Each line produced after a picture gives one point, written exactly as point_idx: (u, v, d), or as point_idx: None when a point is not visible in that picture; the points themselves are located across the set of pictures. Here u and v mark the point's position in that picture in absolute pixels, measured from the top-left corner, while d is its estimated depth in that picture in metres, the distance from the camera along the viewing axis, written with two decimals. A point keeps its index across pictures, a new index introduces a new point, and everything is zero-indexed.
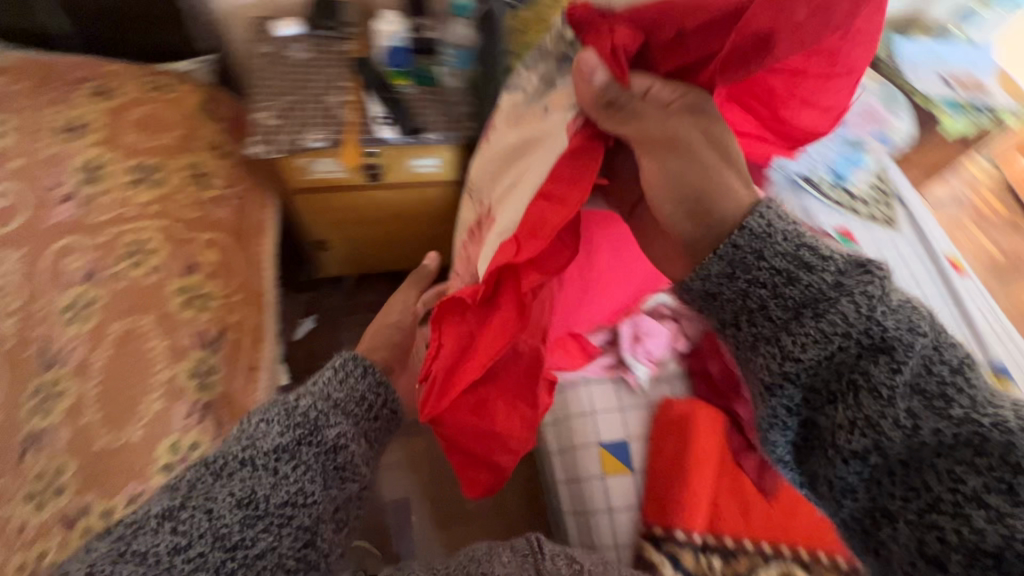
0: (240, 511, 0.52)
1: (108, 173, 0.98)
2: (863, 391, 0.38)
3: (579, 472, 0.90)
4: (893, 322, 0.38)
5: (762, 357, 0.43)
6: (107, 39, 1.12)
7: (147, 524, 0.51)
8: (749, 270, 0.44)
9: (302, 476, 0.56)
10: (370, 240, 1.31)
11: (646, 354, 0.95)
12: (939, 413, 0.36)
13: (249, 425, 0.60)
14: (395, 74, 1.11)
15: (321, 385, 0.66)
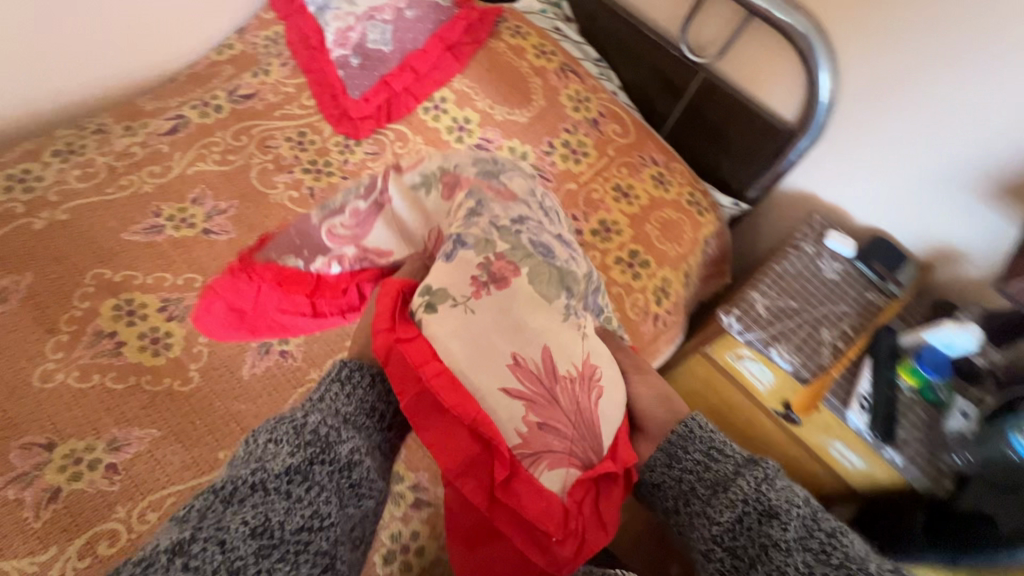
0: (255, 544, 0.48)
1: (614, 240, 1.05)
2: (770, 547, 0.59)
3: None
4: (774, 495, 0.62)
5: (700, 526, 0.64)
6: (690, 145, 1.24)
7: (159, 559, 0.45)
8: (698, 463, 0.67)
9: (315, 498, 0.52)
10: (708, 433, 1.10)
11: None
12: (806, 550, 0.59)
13: (255, 445, 0.55)
14: (911, 369, 0.91)
15: (328, 400, 0.59)
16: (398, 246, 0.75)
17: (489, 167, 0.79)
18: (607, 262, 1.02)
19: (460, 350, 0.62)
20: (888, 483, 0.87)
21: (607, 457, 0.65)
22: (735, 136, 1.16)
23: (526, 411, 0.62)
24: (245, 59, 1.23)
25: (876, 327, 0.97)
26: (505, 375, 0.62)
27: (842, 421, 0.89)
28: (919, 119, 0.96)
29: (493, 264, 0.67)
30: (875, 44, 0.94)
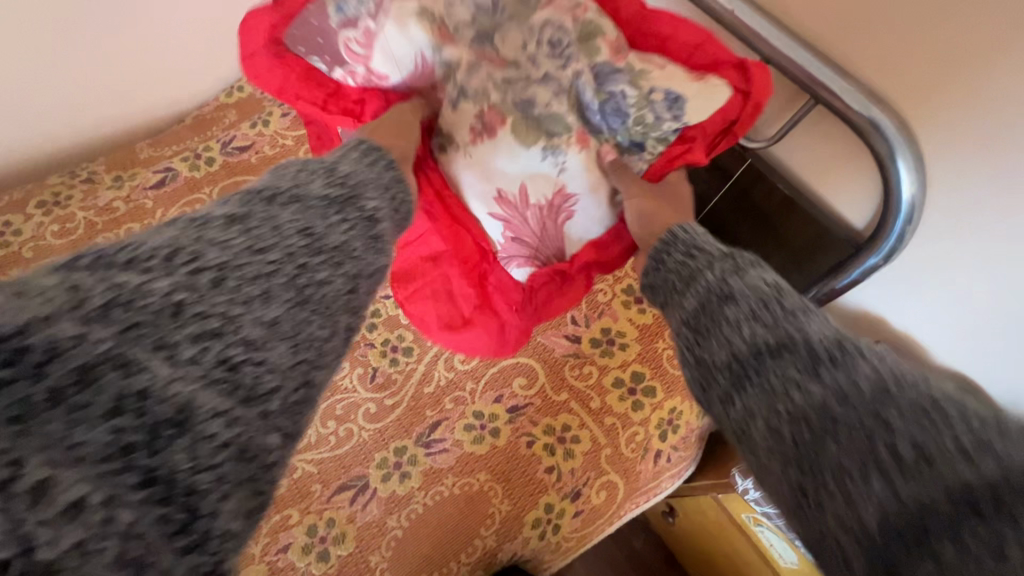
0: (303, 244, 0.43)
1: (618, 355, 0.89)
2: (725, 323, 0.44)
3: None
4: (739, 283, 0.46)
5: (671, 317, 0.50)
6: (728, 232, 1.05)
7: (217, 220, 0.42)
8: (679, 261, 0.52)
9: (349, 231, 0.46)
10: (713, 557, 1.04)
11: None
12: (770, 326, 0.42)
13: (292, 171, 0.48)
14: None
15: (350, 160, 0.50)
16: (396, 68, 0.67)
17: (489, 20, 0.66)
18: (603, 383, 0.88)
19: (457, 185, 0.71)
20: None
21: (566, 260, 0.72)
22: (784, 231, 0.95)
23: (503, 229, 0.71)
24: (251, 104, 1.16)
25: None
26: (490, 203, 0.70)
27: None
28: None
29: (483, 111, 0.67)
30: (953, 223, 0.77)
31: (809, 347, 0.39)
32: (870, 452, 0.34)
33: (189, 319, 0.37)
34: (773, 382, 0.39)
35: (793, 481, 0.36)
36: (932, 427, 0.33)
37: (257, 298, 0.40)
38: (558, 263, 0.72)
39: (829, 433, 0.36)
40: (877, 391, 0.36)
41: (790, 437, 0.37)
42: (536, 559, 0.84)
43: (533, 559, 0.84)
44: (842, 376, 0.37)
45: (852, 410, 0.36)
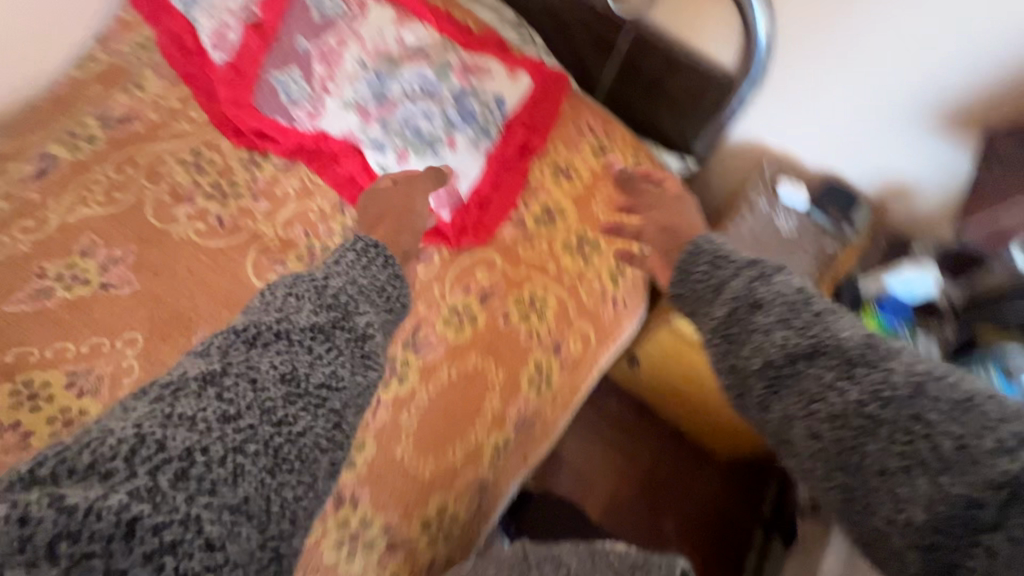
0: (284, 389, 0.51)
1: (560, 225, 0.99)
2: (757, 332, 0.53)
3: None
4: (767, 292, 0.54)
5: (703, 321, 0.58)
6: (627, 104, 1.15)
7: (189, 388, 0.49)
8: (710, 272, 0.60)
9: (332, 358, 0.55)
10: (676, 388, 1.22)
11: None
12: (798, 332, 0.51)
13: (275, 296, 0.59)
14: (872, 317, 0.88)
15: (346, 265, 0.66)
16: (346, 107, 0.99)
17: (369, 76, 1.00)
18: (554, 251, 0.98)
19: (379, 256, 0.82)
20: None
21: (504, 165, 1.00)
22: (675, 88, 1.07)
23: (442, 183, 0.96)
24: (114, 72, 1.05)
25: (838, 281, 0.95)
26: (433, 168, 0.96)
27: None
28: (855, 51, 0.90)
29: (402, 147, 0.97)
30: (796, 31, 0.93)
31: (839, 345, 0.49)
32: (909, 448, 0.43)
33: (143, 537, 0.40)
34: (807, 386, 0.48)
35: (836, 474, 0.46)
36: (963, 424, 0.42)
37: (225, 479, 0.45)
38: (466, 205, 0.98)
39: (865, 430, 0.45)
40: (907, 385, 0.45)
41: (831, 438, 0.46)
42: (541, 417, 0.92)
43: (537, 418, 0.91)
44: (875, 376, 0.46)
45: (890, 409, 0.45)
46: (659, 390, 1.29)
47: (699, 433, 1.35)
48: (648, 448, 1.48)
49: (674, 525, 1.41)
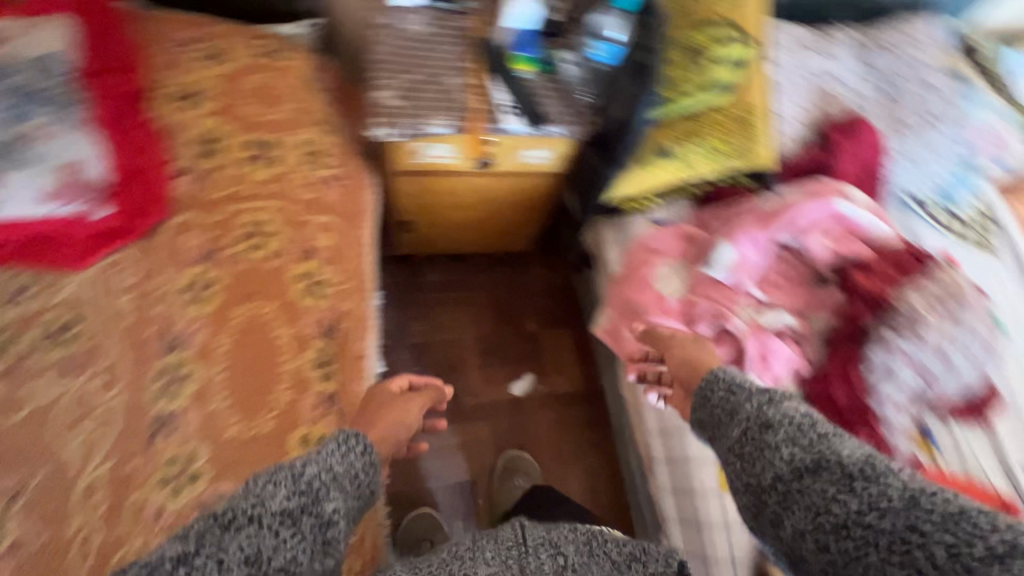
0: (247, 570, 0.50)
1: (225, 147, 0.93)
2: (768, 451, 0.56)
3: (691, 485, 0.94)
4: (775, 413, 0.59)
5: (725, 437, 0.62)
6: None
7: (163, 567, 0.48)
8: (724, 399, 0.65)
9: (296, 545, 0.54)
10: (454, 222, 1.33)
11: (772, 375, 0.93)
12: (801, 443, 0.55)
13: (255, 481, 0.56)
14: (520, 60, 1.04)
15: (325, 454, 0.62)
16: None
17: None
18: (238, 172, 0.93)
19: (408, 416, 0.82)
20: (567, 153, 1.10)
21: (122, 124, 0.90)
22: None
23: (68, 181, 0.85)
24: None
25: (481, 47, 1.05)
26: (42, 173, 0.83)
27: (510, 135, 1.02)
28: None
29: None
30: None
31: (840, 465, 0.52)
32: (908, 557, 0.46)
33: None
34: (812, 500, 0.52)
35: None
36: (957, 532, 0.45)
37: None
38: (111, 186, 0.87)
39: (867, 541, 0.48)
40: (903, 501, 0.48)
41: (837, 548, 0.49)
42: (343, 314, 0.94)
43: (339, 317, 0.93)
44: (871, 490, 0.50)
45: (886, 518, 0.48)
46: (447, 233, 1.39)
47: (504, 241, 1.49)
48: (483, 284, 1.64)
49: (536, 322, 1.62)
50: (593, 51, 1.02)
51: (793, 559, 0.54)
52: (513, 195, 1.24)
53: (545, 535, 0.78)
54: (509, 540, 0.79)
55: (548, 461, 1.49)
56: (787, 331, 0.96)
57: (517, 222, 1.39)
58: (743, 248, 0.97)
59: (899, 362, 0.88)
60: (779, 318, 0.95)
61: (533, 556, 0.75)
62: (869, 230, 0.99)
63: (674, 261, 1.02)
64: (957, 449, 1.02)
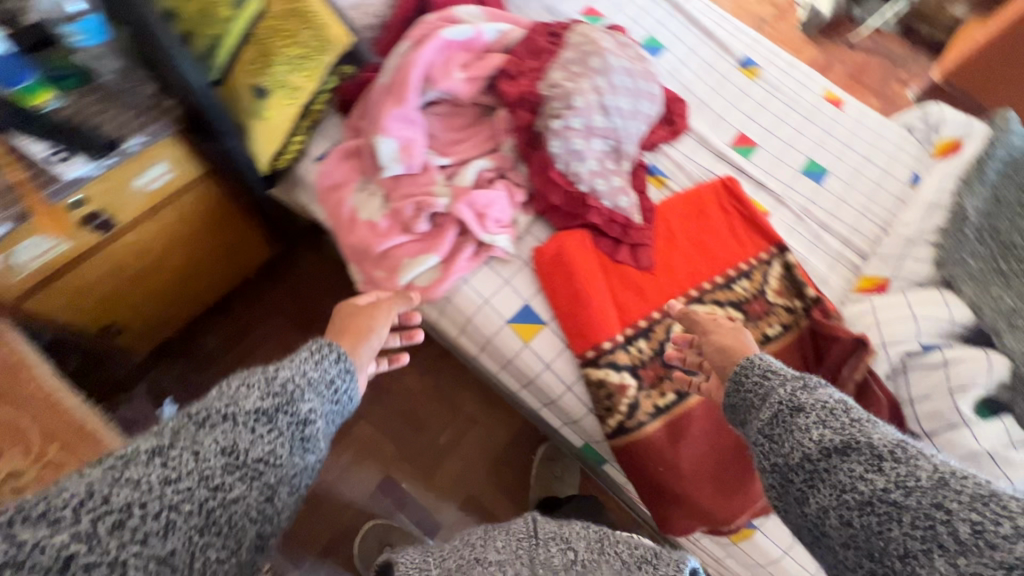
0: (222, 462, 0.48)
1: None
2: (798, 432, 0.58)
3: (505, 356, 0.94)
4: (809, 399, 0.60)
5: (754, 421, 0.63)
6: None
7: (139, 459, 0.45)
8: (758, 384, 0.65)
9: (274, 439, 0.52)
10: (164, 287, 1.15)
11: (497, 223, 0.92)
12: (830, 426, 0.57)
13: (226, 387, 0.54)
14: (29, 91, 0.79)
15: (297, 360, 0.61)
16: None
17: None
18: None
19: (374, 325, 0.76)
20: (183, 153, 0.96)
21: None
22: None
23: None
24: None
25: None
26: None
27: (93, 180, 0.84)
28: None
29: None
30: None
31: (870, 447, 0.54)
32: (930, 532, 0.49)
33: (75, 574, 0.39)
34: (839, 480, 0.54)
35: (863, 554, 0.52)
36: (982, 511, 0.48)
37: (156, 534, 0.43)
38: None
39: (891, 517, 0.50)
40: (932, 482, 0.50)
41: (861, 524, 0.52)
42: None
43: None
44: (900, 471, 0.52)
45: (912, 496, 0.50)
46: (172, 301, 1.21)
47: (246, 265, 1.35)
48: (270, 308, 1.49)
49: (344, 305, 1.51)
50: (77, 37, 0.82)
51: (816, 535, 0.57)
52: (189, 224, 1.08)
53: (556, 529, 0.87)
54: (522, 533, 0.87)
55: (437, 408, 1.50)
56: (487, 173, 0.96)
57: (233, 242, 1.24)
58: (397, 131, 0.89)
59: (574, 139, 0.90)
60: (472, 170, 0.94)
61: (544, 545, 0.83)
62: (484, 38, 0.97)
63: (359, 183, 0.95)
64: (676, 166, 1.14)
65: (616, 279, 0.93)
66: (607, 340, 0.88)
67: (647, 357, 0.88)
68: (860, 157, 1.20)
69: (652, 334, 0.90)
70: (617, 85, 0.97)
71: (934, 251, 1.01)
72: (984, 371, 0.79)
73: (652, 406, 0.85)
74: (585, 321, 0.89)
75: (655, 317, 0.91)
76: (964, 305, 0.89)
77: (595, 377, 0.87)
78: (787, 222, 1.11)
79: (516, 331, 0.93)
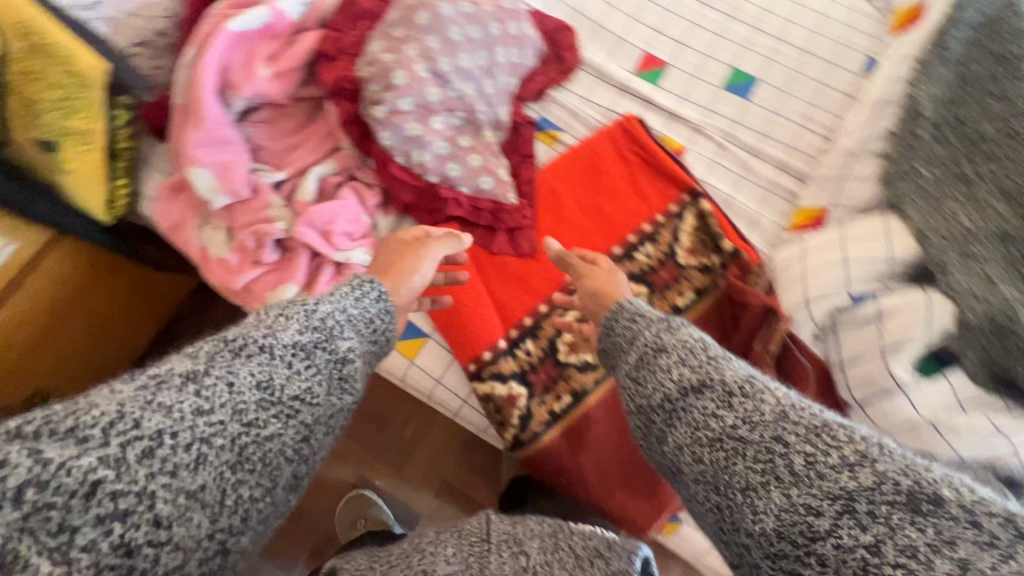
0: (256, 396, 0.42)
1: None
2: (663, 370, 0.49)
3: (393, 378, 0.85)
4: (672, 340, 0.51)
5: (625, 366, 0.53)
6: None
7: (172, 383, 0.40)
8: (628, 328, 0.56)
9: (313, 378, 0.46)
10: (77, 352, 1.06)
11: (347, 236, 0.82)
12: (688, 364, 0.48)
13: (264, 314, 0.48)
14: None
15: (339, 295, 0.52)
16: None
17: None
18: None
19: (423, 268, 0.67)
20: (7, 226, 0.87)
21: None
22: None
23: None
24: None
25: None
26: None
27: None
28: None
29: None
30: None
31: (721, 381, 0.46)
32: (770, 466, 0.40)
33: (101, 501, 0.35)
34: (692, 417, 0.45)
35: (710, 495, 0.43)
36: (818, 443, 0.40)
37: (186, 465, 0.38)
38: None
39: (736, 452, 0.42)
40: (776, 414, 0.42)
41: (710, 462, 0.43)
42: None
43: None
44: (748, 404, 0.43)
45: (756, 431, 0.42)
46: (97, 362, 1.12)
47: (167, 304, 1.24)
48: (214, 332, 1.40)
49: None
50: None
51: (673, 473, 0.47)
52: (67, 288, 0.98)
53: (511, 529, 0.54)
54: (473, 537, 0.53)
55: (397, 401, 1.46)
56: (331, 178, 0.84)
57: (135, 286, 1.12)
58: (208, 157, 0.78)
59: (406, 124, 0.77)
60: (311, 180, 0.82)
61: (496, 556, 0.51)
62: (288, 17, 0.81)
63: (199, 219, 0.85)
64: (570, 113, 0.96)
65: (493, 275, 0.82)
66: (488, 348, 0.79)
67: (535, 357, 0.79)
68: (798, 51, 0.98)
69: (541, 331, 0.79)
70: (454, 40, 0.80)
71: (880, 164, 0.82)
72: (923, 321, 0.66)
73: (547, 413, 0.77)
74: (463, 331, 0.79)
75: (542, 311, 0.80)
76: (907, 234, 0.73)
77: (481, 392, 0.78)
78: (706, 155, 0.93)
79: (398, 349, 0.83)
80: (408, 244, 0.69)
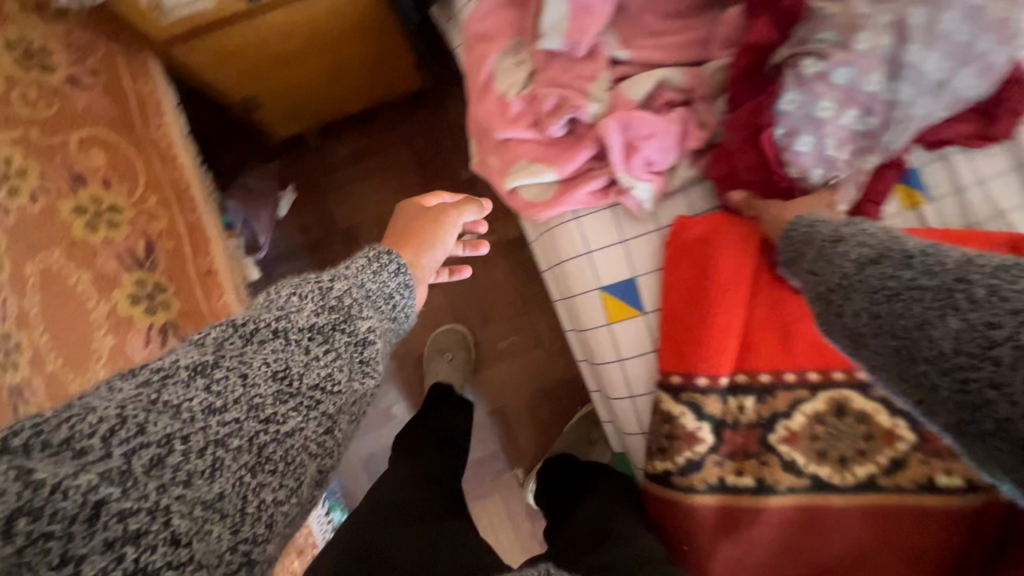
0: (273, 388, 0.34)
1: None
2: (842, 262, 0.50)
3: (579, 322, 0.74)
4: (852, 232, 0.52)
5: (808, 262, 0.55)
6: None
7: (177, 377, 0.32)
8: (809, 226, 0.58)
9: (333, 364, 0.37)
10: (307, 80, 1.03)
11: (646, 164, 0.68)
12: (869, 246, 0.49)
13: (270, 295, 0.39)
14: None
15: (353, 271, 0.43)
16: None
17: None
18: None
19: (443, 235, 0.58)
20: None
21: None
22: None
23: None
24: None
25: None
26: None
27: None
28: None
29: None
30: None
31: (901, 251, 0.47)
32: (948, 299, 0.41)
33: (107, 524, 0.27)
34: (871, 282, 0.46)
35: (890, 343, 0.44)
36: (1009, 274, 0.40)
37: (198, 474, 0.31)
38: None
39: (915, 298, 0.43)
40: (960, 261, 0.43)
41: (884, 316, 0.44)
42: (162, 253, 0.80)
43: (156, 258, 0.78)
44: (929, 261, 0.44)
45: (935, 278, 0.43)
46: (313, 99, 1.10)
47: (395, 90, 1.18)
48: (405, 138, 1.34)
49: None
50: None
51: (851, 345, 0.48)
52: (343, 24, 0.92)
53: None
54: None
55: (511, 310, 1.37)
56: (669, 92, 0.70)
57: (386, 57, 1.05)
58: None
59: (816, 97, 0.61)
60: (649, 81, 0.69)
61: None
62: None
63: (512, 44, 0.74)
64: (954, 187, 0.74)
65: (761, 306, 0.68)
66: (706, 376, 0.66)
67: (743, 417, 0.66)
68: None
69: (769, 398, 0.66)
70: (939, 31, 0.59)
71: None
72: None
73: (717, 478, 0.65)
74: (691, 338, 0.67)
75: (787, 380, 0.66)
76: None
77: (665, 408, 0.67)
78: None
79: (605, 305, 0.72)
80: (426, 212, 0.60)
